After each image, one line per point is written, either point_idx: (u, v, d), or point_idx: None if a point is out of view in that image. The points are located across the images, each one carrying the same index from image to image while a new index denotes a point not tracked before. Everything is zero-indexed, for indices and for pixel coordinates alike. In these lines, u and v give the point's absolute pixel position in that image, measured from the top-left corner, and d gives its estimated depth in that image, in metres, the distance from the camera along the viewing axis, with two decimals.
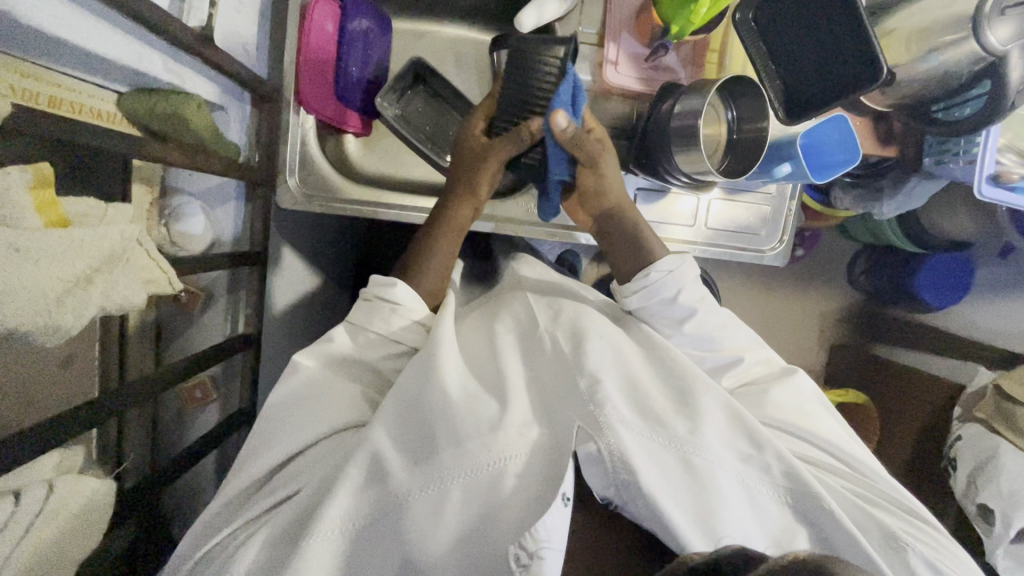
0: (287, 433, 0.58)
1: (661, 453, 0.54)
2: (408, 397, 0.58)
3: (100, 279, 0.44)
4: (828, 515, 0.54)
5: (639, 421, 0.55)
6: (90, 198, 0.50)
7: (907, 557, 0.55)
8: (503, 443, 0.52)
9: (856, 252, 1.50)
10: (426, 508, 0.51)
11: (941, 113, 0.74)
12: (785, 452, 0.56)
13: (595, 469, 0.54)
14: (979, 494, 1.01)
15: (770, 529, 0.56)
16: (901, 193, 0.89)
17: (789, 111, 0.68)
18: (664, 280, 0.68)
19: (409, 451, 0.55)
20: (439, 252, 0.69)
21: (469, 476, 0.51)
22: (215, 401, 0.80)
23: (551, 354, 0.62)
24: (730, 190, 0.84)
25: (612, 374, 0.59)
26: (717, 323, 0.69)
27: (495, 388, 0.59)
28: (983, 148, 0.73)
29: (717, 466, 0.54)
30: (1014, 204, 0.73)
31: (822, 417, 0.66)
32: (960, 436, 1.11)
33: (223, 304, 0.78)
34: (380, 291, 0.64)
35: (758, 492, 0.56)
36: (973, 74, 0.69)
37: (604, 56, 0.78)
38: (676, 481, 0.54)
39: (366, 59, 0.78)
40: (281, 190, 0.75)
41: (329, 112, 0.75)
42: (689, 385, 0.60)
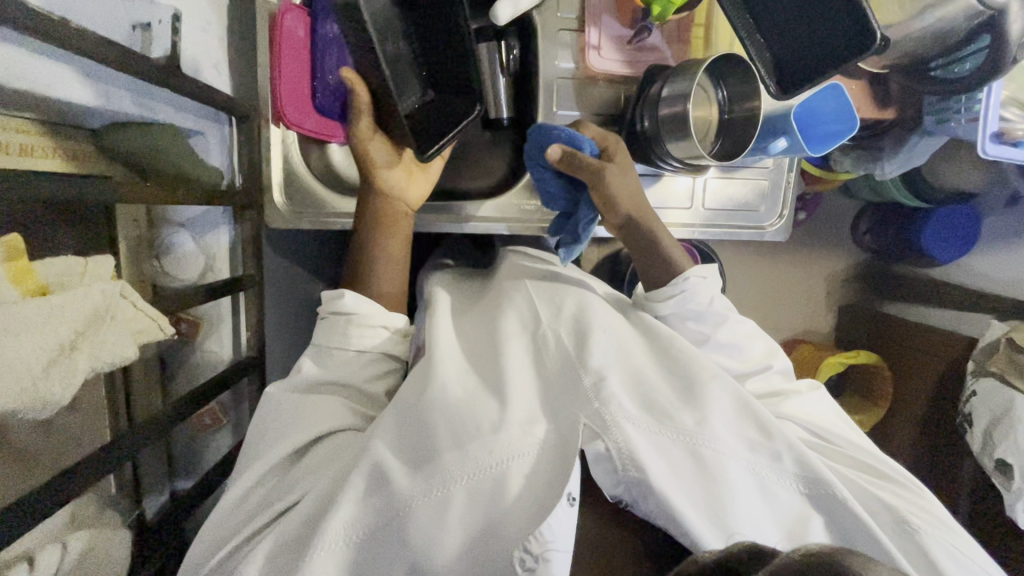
0: (287, 438, 0.59)
1: (669, 447, 0.54)
2: (407, 404, 0.58)
3: (85, 343, 0.44)
4: (844, 505, 0.55)
5: (646, 417, 0.55)
6: (66, 258, 0.50)
7: (921, 540, 0.56)
8: (506, 442, 0.53)
9: (859, 211, 1.49)
10: (430, 512, 0.51)
11: (938, 71, 0.72)
12: (794, 441, 0.57)
13: (605, 467, 0.53)
14: (998, 449, 1.03)
15: (783, 521, 0.56)
16: (904, 150, 0.86)
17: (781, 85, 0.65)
18: (702, 286, 0.68)
19: (407, 456, 0.54)
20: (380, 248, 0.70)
21: (471, 480, 0.51)
22: (226, 426, 0.80)
23: (556, 352, 0.62)
24: (725, 168, 0.82)
25: (616, 371, 0.59)
26: (737, 329, 0.70)
27: (495, 385, 0.59)
28: (984, 105, 0.69)
29: (728, 458, 0.55)
30: (1016, 160, 0.70)
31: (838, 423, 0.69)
32: (975, 391, 1.12)
33: (223, 332, 0.78)
34: (332, 306, 0.66)
35: (770, 483, 0.56)
36: (973, 29, 0.65)
37: (586, 41, 0.74)
38: (688, 476, 0.54)
39: (344, 66, 0.76)
40: (270, 210, 0.74)
41: (311, 127, 0.73)
42: (695, 377, 0.61)
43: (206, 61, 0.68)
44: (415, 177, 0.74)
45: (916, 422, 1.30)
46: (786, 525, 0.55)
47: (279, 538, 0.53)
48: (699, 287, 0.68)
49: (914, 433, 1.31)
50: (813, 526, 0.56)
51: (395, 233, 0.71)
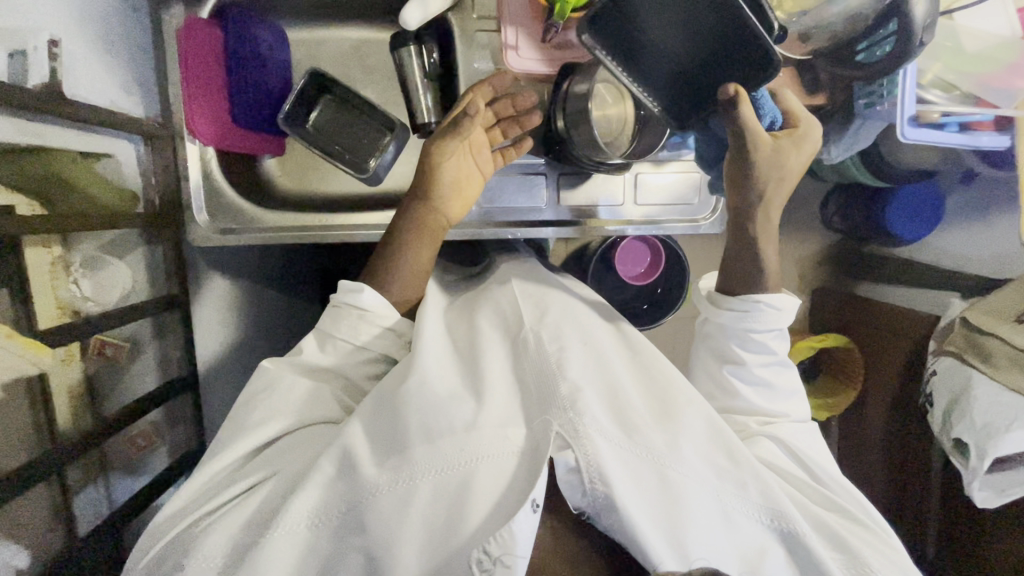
0: (256, 429, 0.61)
1: (637, 464, 0.56)
2: (385, 394, 0.59)
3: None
4: (800, 539, 0.58)
5: (617, 431, 0.57)
6: None
7: None
8: (477, 442, 0.54)
9: (826, 193, 1.47)
10: (393, 503, 0.53)
11: (863, 54, 0.69)
12: (758, 468, 0.60)
13: (571, 481, 0.54)
14: (954, 428, 1.03)
15: (744, 552, 0.58)
16: (848, 133, 0.82)
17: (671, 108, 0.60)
18: (770, 314, 0.65)
19: (377, 448, 0.57)
20: (408, 250, 0.68)
21: (439, 475, 0.53)
22: (161, 445, 0.79)
23: (536, 355, 0.62)
24: (653, 162, 0.82)
25: (594, 385, 0.60)
26: (783, 375, 0.71)
27: (472, 384, 0.60)
28: (903, 88, 0.69)
29: (692, 481, 0.57)
30: (940, 143, 0.71)
31: (824, 454, 0.69)
32: (934, 371, 1.11)
33: (151, 352, 0.77)
34: (347, 298, 0.65)
35: (733, 511, 0.58)
36: (882, 11, 0.64)
37: (503, 42, 0.74)
38: (653, 496, 0.55)
39: (262, 77, 0.76)
40: (191, 227, 0.74)
41: (231, 141, 0.74)
42: (670, 397, 0.63)
43: (110, 81, 0.67)
44: (462, 195, 0.72)
45: (886, 403, 1.30)
46: (743, 553, 0.58)
47: (249, 517, 0.56)
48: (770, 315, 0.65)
49: (885, 414, 1.31)
50: (771, 558, 0.58)
51: (428, 243, 0.70)
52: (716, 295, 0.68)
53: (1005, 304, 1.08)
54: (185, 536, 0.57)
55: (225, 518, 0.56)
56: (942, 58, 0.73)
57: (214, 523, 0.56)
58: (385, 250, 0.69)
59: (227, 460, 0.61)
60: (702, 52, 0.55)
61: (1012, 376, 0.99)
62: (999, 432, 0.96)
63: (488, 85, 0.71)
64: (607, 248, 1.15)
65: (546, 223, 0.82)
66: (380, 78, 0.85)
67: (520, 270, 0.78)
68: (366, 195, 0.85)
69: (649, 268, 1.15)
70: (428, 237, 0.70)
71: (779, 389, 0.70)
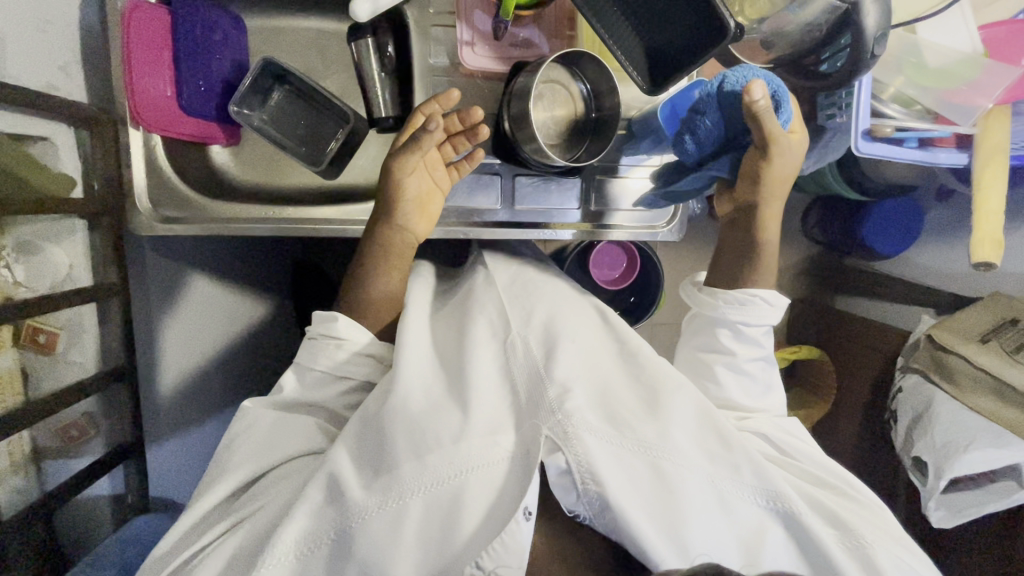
0: (240, 467, 0.65)
1: (630, 458, 0.59)
2: (370, 414, 0.63)
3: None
4: (797, 518, 0.61)
5: (607, 428, 0.60)
6: None
7: (870, 554, 0.61)
8: (467, 451, 0.58)
9: (808, 204, 1.46)
10: (385, 525, 0.56)
11: (827, 63, 0.66)
12: (751, 453, 0.62)
13: (564, 483, 0.58)
14: (915, 446, 1.02)
15: (740, 533, 0.61)
16: (820, 144, 0.79)
17: (652, 81, 0.62)
18: (763, 309, 0.69)
19: (364, 469, 0.60)
20: (377, 272, 0.72)
21: (429, 492, 0.57)
22: (96, 436, 0.77)
23: (524, 360, 0.65)
24: (611, 167, 0.81)
25: (583, 383, 0.63)
26: (765, 368, 0.73)
27: (458, 391, 0.63)
28: (856, 100, 0.67)
29: (685, 469, 0.60)
30: (893, 157, 0.69)
31: (801, 429, 0.73)
32: (900, 389, 1.11)
33: (92, 339, 0.74)
34: (324, 328, 0.68)
35: (728, 494, 0.61)
36: (837, 22, 0.61)
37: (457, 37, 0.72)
38: (647, 488, 0.58)
39: (212, 65, 0.74)
40: (135, 215, 0.73)
41: (178, 129, 0.72)
42: (659, 387, 0.65)
43: (50, 63, 0.66)
44: (427, 211, 0.73)
45: (855, 417, 1.30)
46: (742, 539, 0.60)
47: (235, 550, 0.59)
48: (760, 310, 0.69)
49: (854, 429, 1.30)
50: (768, 536, 0.61)
51: (396, 262, 0.72)
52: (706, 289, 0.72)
53: (972, 323, 1.07)
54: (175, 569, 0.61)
55: (209, 553, 0.59)
56: (906, 72, 0.72)
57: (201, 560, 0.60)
58: (357, 266, 0.73)
59: (210, 498, 0.64)
60: (668, 36, 0.59)
61: (972, 397, 0.99)
62: (957, 453, 0.95)
63: (436, 102, 0.68)
64: (581, 252, 1.14)
65: (502, 224, 0.81)
66: (340, 70, 0.84)
67: (505, 268, 0.80)
68: (324, 188, 0.84)
69: (622, 274, 1.13)
70: (393, 255, 0.72)
71: (760, 383, 0.73)
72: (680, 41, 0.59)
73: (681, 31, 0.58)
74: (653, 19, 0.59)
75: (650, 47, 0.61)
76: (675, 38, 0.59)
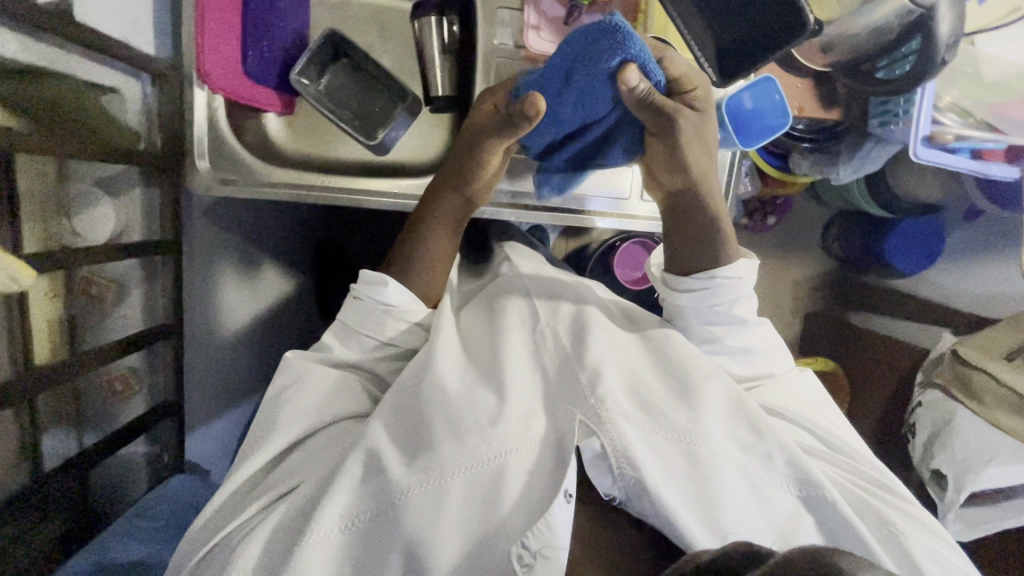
0: (284, 430, 0.62)
1: (663, 443, 0.57)
2: (405, 392, 0.63)
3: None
4: (836, 507, 0.57)
5: (639, 414, 0.58)
6: None
7: (906, 544, 0.58)
8: (504, 434, 0.57)
9: (830, 219, 1.47)
10: (426, 503, 0.54)
11: (884, 72, 0.69)
12: (785, 440, 0.59)
13: (599, 466, 0.57)
14: (933, 458, 1.03)
15: (777, 523, 0.57)
16: (858, 156, 0.87)
17: (724, 75, 0.63)
18: (730, 287, 0.65)
19: (403, 447, 0.59)
20: (427, 241, 0.70)
21: (469, 471, 0.55)
22: (140, 393, 0.77)
23: (555, 349, 0.65)
24: None
25: (614, 368, 0.62)
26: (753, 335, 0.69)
27: (492, 378, 0.62)
28: (917, 108, 0.69)
29: (719, 455, 0.57)
30: (953, 164, 0.71)
31: (823, 407, 0.70)
32: (920, 403, 1.11)
33: (137, 298, 0.75)
34: (370, 290, 0.66)
35: (763, 482, 0.58)
36: (906, 27, 0.63)
37: (524, 22, 0.74)
38: (681, 474, 0.57)
39: (278, 33, 0.74)
40: (193, 174, 0.74)
41: (242, 93, 0.72)
42: (690, 375, 0.63)
43: (124, 15, 0.66)
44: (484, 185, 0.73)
45: (868, 431, 1.30)
46: (780, 527, 0.57)
47: (280, 521, 0.57)
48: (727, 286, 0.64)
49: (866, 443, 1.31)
50: (805, 526, 0.58)
51: (449, 237, 0.72)
52: (670, 274, 0.67)
53: (996, 341, 1.08)
54: (224, 538, 0.58)
55: (256, 527, 0.57)
56: (962, 83, 0.73)
57: (247, 532, 0.57)
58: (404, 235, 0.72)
59: (252, 464, 0.62)
60: (745, 32, 0.60)
61: (995, 412, 1.00)
62: (978, 467, 0.96)
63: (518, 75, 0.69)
64: (608, 250, 1.14)
65: (553, 210, 0.82)
66: (397, 48, 0.84)
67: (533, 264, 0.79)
68: (372, 163, 0.84)
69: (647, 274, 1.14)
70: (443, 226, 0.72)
71: (755, 350, 0.69)
72: (756, 35, 0.60)
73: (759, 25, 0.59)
74: (729, 15, 0.60)
75: (726, 40, 0.62)
76: (752, 33, 0.60)
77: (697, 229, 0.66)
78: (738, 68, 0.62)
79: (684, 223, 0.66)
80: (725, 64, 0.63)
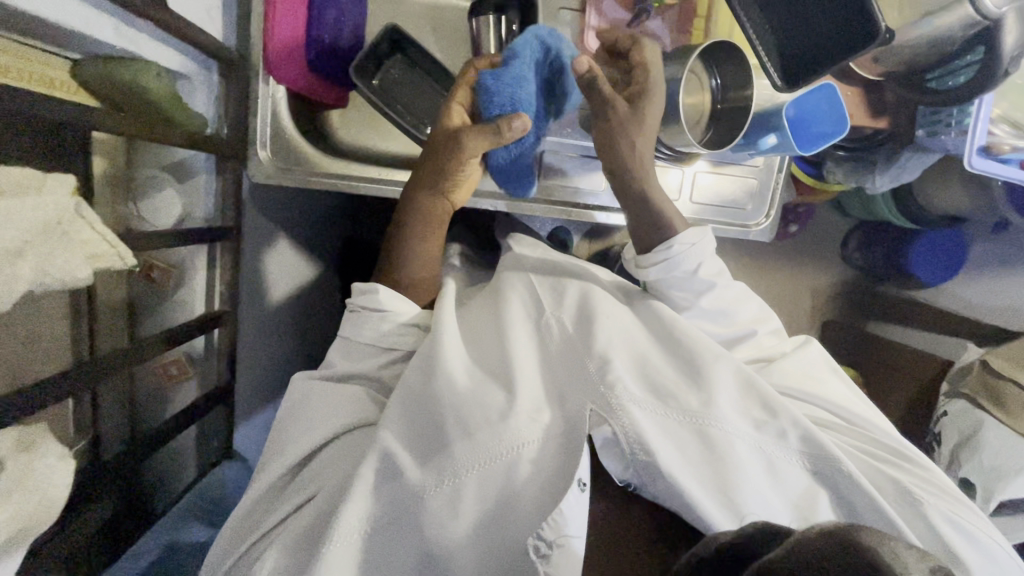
0: (297, 441, 0.62)
1: (675, 427, 0.56)
2: (412, 390, 0.60)
3: (31, 252, 0.40)
4: (852, 480, 0.56)
5: (651, 399, 0.57)
6: (22, 167, 0.43)
7: (925, 509, 0.57)
8: (515, 430, 0.54)
9: (852, 228, 1.47)
10: (443, 502, 0.52)
11: (934, 83, 0.72)
12: (798, 417, 0.58)
13: (611, 452, 0.56)
14: (961, 467, 1.02)
15: (794, 501, 0.56)
16: (895, 165, 0.88)
17: (786, 77, 0.65)
18: (688, 254, 0.65)
19: (417, 448, 0.57)
20: (420, 242, 0.70)
21: (483, 469, 0.53)
22: (193, 377, 0.78)
23: (561, 337, 0.63)
24: (717, 161, 0.83)
25: (620, 353, 0.60)
26: (722, 296, 0.68)
27: (501, 373, 0.60)
28: (975, 118, 0.70)
29: (733, 435, 0.56)
30: (1008, 175, 0.71)
31: (831, 381, 0.69)
32: (946, 412, 1.11)
33: (198, 281, 0.75)
34: (364, 299, 0.67)
35: (778, 462, 0.57)
36: (968, 40, 0.65)
37: (585, 22, 0.75)
38: (696, 457, 0.55)
39: (342, 26, 0.75)
40: (253, 164, 0.74)
41: (300, 84, 0.73)
42: (699, 357, 0.62)
43: (198, 2, 0.67)
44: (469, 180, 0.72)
45: None
46: (797, 505, 0.56)
47: (306, 528, 0.56)
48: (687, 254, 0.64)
49: None
50: (822, 503, 0.57)
51: (436, 232, 0.71)
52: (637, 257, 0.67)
53: None
54: (247, 551, 0.58)
55: (273, 540, 0.56)
56: (1013, 96, 0.74)
57: (266, 546, 0.57)
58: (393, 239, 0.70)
59: (273, 474, 0.61)
60: (812, 37, 0.61)
61: None
62: (1007, 476, 0.97)
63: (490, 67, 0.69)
64: None
65: (603, 208, 0.85)
66: (450, 46, 0.85)
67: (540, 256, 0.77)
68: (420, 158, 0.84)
69: None
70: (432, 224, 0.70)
71: (732, 310, 0.69)
72: (823, 40, 0.61)
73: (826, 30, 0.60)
74: (797, 19, 0.62)
75: (793, 42, 0.63)
76: (820, 38, 0.61)
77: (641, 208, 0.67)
78: (799, 71, 0.64)
79: (630, 201, 0.68)
80: (785, 67, 0.65)
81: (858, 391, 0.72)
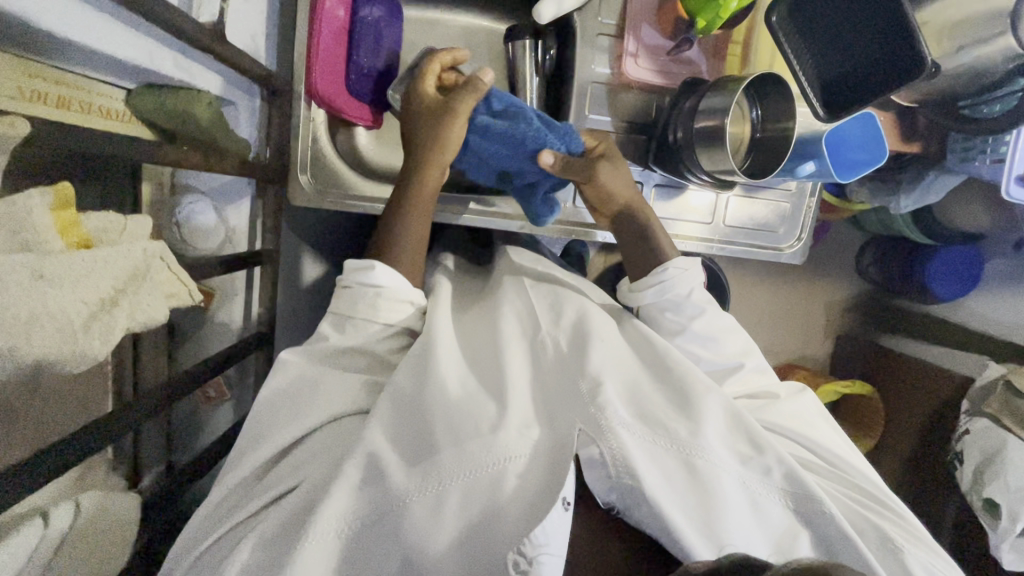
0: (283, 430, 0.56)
1: (662, 456, 0.54)
2: (404, 395, 0.56)
3: (124, 300, 0.42)
4: (835, 523, 0.54)
5: (639, 425, 0.55)
6: (111, 211, 0.47)
7: (903, 558, 0.56)
8: (504, 443, 0.51)
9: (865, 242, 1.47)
10: (426, 511, 0.49)
11: (966, 109, 0.72)
12: (784, 454, 0.56)
13: (597, 476, 0.53)
14: (986, 487, 1.01)
15: (773, 537, 0.55)
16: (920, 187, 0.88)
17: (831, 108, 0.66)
18: (678, 278, 0.70)
19: (406, 451, 0.53)
20: (407, 229, 0.66)
21: (469, 479, 0.50)
22: (229, 400, 0.80)
23: (555, 356, 0.61)
24: (750, 188, 0.83)
25: (615, 379, 0.58)
26: (713, 324, 0.69)
27: (494, 388, 0.57)
28: (1012, 146, 0.70)
29: (719, 469, 0.54)
30: None
31: (821, 427, 0.67)
32: (966, 430, 1.10)
33: (240, 301, 0.77)
34: (358, 276, 0.62)
35: (760, 497, 0.55)
36: (1008, 70, 0.67)
37: (623, 48, 0.75)
38: (681, 486, 0.53)
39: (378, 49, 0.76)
40: (293, 186, 0.75)
41: (340, 104, 0.73)
42: (690, 387, 0.60)
43: (245, 30, 0.68)
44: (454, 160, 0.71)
45: (904, 457, 1.29)
46: (775, 540, 0.55)
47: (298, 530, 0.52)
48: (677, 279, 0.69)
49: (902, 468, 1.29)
50: (802, 541, 0.55)
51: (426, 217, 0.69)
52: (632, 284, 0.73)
53: None
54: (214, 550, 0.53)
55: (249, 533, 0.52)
56: None
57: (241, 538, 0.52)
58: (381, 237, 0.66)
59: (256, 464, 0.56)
60: (859, 67, 0.62)
61: None
62: None
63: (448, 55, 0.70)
64: None
65: None
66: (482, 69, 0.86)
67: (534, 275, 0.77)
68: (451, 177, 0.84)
69: None
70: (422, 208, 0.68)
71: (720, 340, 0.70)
72: (869, 70, 0.61)
73: (870, 61, 0.61)
74: (844, 51, 0.63)
75: (837, 70, 0.64)
76: (868, 69, 0.61)
77: (633, 241, 0.74)
78: (842, 99, 0.64)
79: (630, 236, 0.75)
80: (829, 95, 0.65)
81: (845, 437, 0.70)
